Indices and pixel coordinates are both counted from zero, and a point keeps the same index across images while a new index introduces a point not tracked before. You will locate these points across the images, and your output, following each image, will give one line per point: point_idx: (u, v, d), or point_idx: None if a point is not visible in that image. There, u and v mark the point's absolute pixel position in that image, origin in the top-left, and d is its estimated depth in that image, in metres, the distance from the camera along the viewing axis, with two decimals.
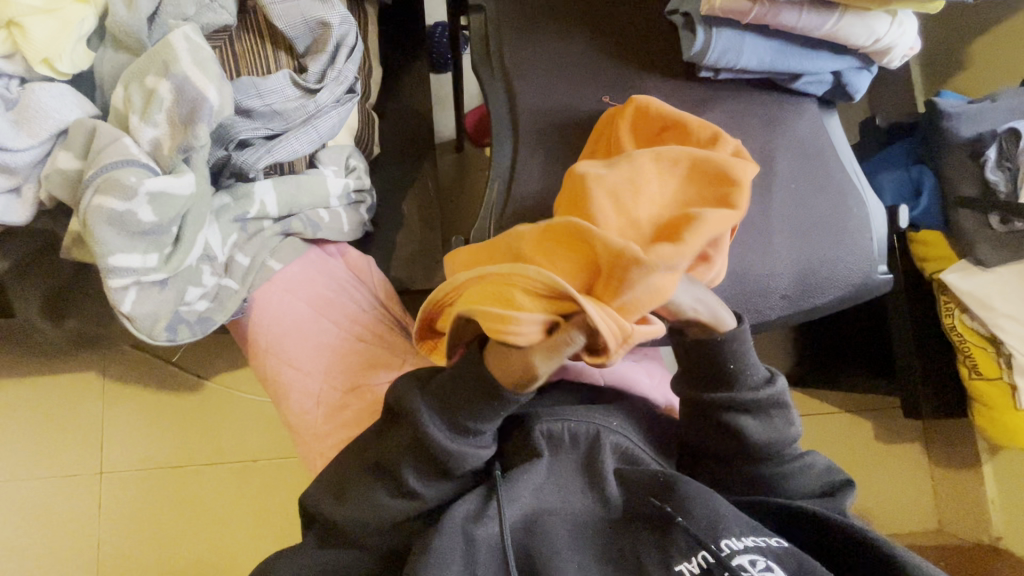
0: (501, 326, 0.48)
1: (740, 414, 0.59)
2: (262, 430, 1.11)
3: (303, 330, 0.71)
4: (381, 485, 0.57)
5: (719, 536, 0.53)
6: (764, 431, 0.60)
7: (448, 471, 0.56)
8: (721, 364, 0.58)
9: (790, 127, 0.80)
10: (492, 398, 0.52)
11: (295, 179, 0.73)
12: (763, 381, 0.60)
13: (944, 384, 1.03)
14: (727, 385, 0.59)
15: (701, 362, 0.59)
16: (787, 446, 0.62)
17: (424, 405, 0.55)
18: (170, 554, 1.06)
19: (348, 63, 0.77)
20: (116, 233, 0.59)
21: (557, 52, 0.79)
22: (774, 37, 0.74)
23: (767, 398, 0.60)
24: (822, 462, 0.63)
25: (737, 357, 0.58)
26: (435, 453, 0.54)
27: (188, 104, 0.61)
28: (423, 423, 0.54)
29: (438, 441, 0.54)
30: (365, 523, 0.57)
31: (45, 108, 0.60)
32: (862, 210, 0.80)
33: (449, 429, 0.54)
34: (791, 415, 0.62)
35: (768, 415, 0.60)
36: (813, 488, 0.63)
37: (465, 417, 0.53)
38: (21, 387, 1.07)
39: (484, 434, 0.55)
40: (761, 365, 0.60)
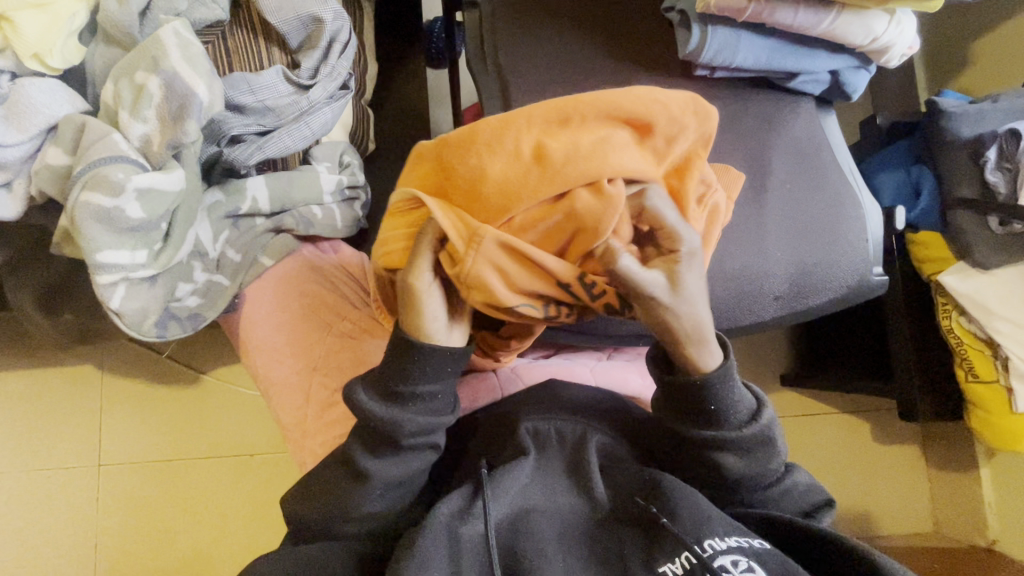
0: (381, 250, 0.55)
1: (720, 451, 0.58)
2: (258, 424, 1.11)
3: (279, 320, 0.72)
4: (343, 476, 0.57)
5: (702, 537, 0.53)
6: (746, 467, 0.59)
7: (396, 444, 0.56)
8: (705, 404, 0.56)
9: (786, 128, 0.79)
10: (413, 353, 0.54)
11: (288, 175, 0.73)
12: (747, 417, 0.58)
13: (941, 386, 1.02)
14: (711, 423, 0.57)
15: (683, 400, 0.57)
16: (768, 476, 0.60)
17: (357, 384, 0.57)
18: (167, 547, 1.07)
19: (341, 59, 0.76)
20: (104, 229, 0.59)
21: (551, 49, 0.78)
22: (771, 35, 0.73)
23: (753, 435, 0.58)
24: (803, 483, 0.63)
25: (718, 398, 0.56)
26: (377, 425, 0.55)
27: (177, 100, 0.61)
28: (354, 398, 0.56)
29: (371, 411, 0.55)
30: (341, 512, 0.57)
31: (36, 104, 0.60)
32: (857, 213, 0.79)
33: (383, 401, 0.56)
34: (776, 447, 0.60)
35: (752, 451, 0.59)
36: (794, 507, 0.63)
37: (393, 380, 0.55)
38: (20, 380, 1.08)
39: (420, 399, 0.56)
40: (746, 399, 0.58)
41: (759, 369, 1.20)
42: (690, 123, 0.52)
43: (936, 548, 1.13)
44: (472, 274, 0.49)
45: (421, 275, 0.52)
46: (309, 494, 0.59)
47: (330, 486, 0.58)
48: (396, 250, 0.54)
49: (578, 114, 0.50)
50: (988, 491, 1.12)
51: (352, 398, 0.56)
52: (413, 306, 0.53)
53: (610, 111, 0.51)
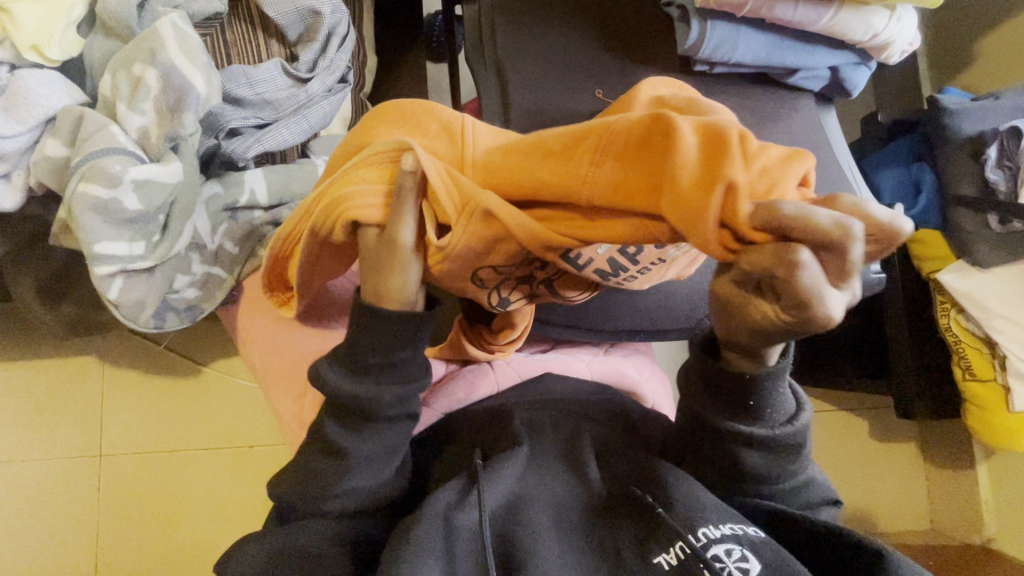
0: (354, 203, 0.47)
1: (744, 447, 0.54)
2: (257, 415, 1.12)
3: (268, 305, 0.71)
4: (323, 459, 0.55)
5: (696, 526, 0.53)
6: (766, 465, 0.55)
7: (372, 420, 0.53)
8: (744, 398, 0.51)
9: (785, 123, 0.79)
10: (379, 317, 0.50)
11: (286, 168, 0.74)
12: (783, 419, 0.54)
13: (938, 385, 1.02)
14: (745, 418, 0.53)
15: (722, 390, 0.52)
16: (786, 477, 0.57)
17: (323, 363, 0.53)
18: (168, 536, 1.08)
19: (340, 52, 0.76)
20: (102, 221, 0.59)
21: (549, 44, 0.78)
22: (770, 30, 0.73)
23: (783, 437, 0.54)
24: (815, 480, 0.60)
25: (763, 396, 0.51)
26: (351, 404, 0.52)
27: (175, 91, 0.61)
28: (322, 375, 0.53)
29: (342, 388, 0.52)
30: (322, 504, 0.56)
31: (34, 95, 0.60)
32: None
33: (353, 374, 0.52)
34: (802, 452, 0.56)
35: (777, 452, 0.55)
36: (803, 506, 0.60)
37: (365, 355, 0.51)
38: (21, 370, 1.09)
39: (392, 369, 0.52)
40: (789, 401, 0.53)
41: None
42: None
43: (931, 547, 1.13)
44: (461, 246, 0.44)
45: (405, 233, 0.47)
46: (288, 484, 0.57)
47: (311, 476, 0.55)
48: (374, 207, 0.47)
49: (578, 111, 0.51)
50: (986, 491, 1.12)
51: (319, 375, 0.53)
52: (391, 269, 0.48)
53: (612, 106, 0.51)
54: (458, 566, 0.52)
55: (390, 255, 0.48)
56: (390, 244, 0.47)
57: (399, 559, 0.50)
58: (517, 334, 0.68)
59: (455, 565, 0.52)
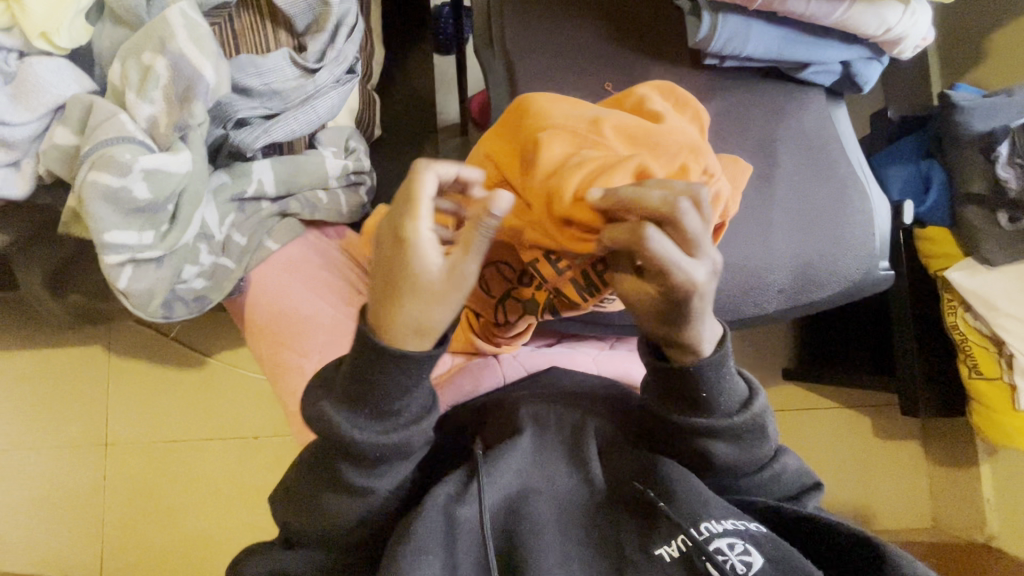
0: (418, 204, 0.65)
1: (710, 439, 0.56)
2: (261, 407, 1.12)
3: (279, 303, 0.72)
4: (336, 490, 0.53)
5: (699, 520, 0.53)
6: (737, 454, 0.57)
7: (388, 460, 0.52)
8: (695, 389, 0.54)
9: (795, 119, 0.78)
10: (395, 363, 0.47)
11: (294, 159, 0.74)
12: (738, 405, 0.56)
13: (943, 382, 1.02)
14: (703, 410, 0.55)
15: (675, 385, 0.55)
16: (757, 463, 0.59)
17: (328, 406, 0.50)
18: (172, 525, 1.09)
19: (348, 43, 0.76)
20: (112, 209, 0.59)
21: (558, 37, 0.78)
22: (782, 24, 0.72)
23: (743, 424, 0.56)
24: (793, 467, 0.61)
25: (710, 384, 0.54)
26: (386, 451, 0.50)
27: (184, 81, 0.61)
28: (330, 422, 0.49)
29: (373, 439, 0.50)
30: (336, 526, 0.55)
31: (43, 83, 0.60)
32: (866, 206, 0.78)
33: (366, 419, 0.50)
34: (766, 434, 0.59)
35: (742, 439, 0.57)
36: (782, 492, 0.61)
37: (393, 402, 0.49)
38: (29, 359, 1.10)
39: (406, 409, 0.50)
40: (736, 385, 0.56)
41: (761, 362, 1.20)
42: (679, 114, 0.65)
43: (933, 545, 1.13)
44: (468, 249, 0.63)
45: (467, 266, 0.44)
46: (296, 504, 0.56)
47: (321, 495, 0.54)
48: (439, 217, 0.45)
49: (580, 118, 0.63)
50: (988, 488, 1.12)
51: (327, 422, 0.49)
52: (429, 302, 0.44)
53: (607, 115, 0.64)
54: (459, 558, 0.52)
55: (440, 289, 0.44)
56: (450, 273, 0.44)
57: (403, 554, 0.50)
58: (520, 329, 0.69)
59: (457, 558, 0.52)
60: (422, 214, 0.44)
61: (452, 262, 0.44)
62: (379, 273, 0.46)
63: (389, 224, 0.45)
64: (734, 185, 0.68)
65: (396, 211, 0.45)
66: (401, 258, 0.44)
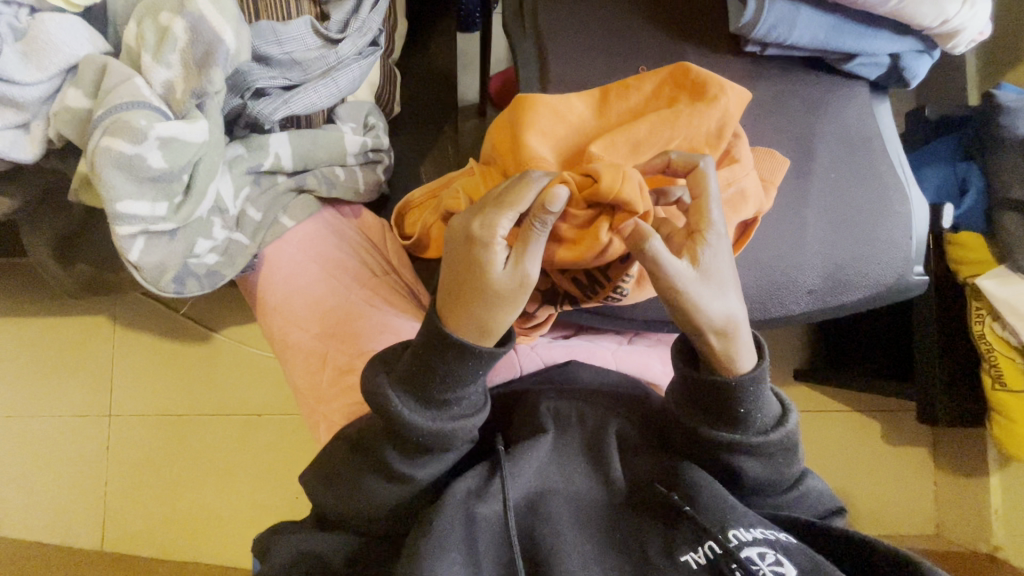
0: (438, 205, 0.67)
1: (741, 455, 0.55)
2: (265, 385, 1.10)
3: (293, 281, 0.70)
4: (374, 476, 0.54)
5: (727, 526, 0.51)
6: (766, 472, 0.56)
7: (432, 450, 0.53)
8: (733, 406, 0.54)
9: (836, 114, 0.75)
10: (460, 355, 0.49)
11: (312, 133, 0.71)
12: (772, 423, 0.56)
13: (963, 390, 1.00)
14: (735, 426, 0.55)
15: (708, 399, 0.55)
16: (783, 483, 0.58)
17: (387, 384, 0.51)
18: (173, 499, 1.08)
19: (372, 13, 0.74)
20: (125, 177, 0.56)
21: (593, 16, 0.74)
22: (829, 11, 0.69)
23: (777, 442, 0.56)
24: (818, 489, 0.60)
25: (749, 401, 0.54)
26: (426, 438, 0.51)
27: (203, 45, 0.58)
28: (386, 403, 0.50)
29: (418, 424, 0.51)
30: (362, 511, 0.55)
31: (56, 41, 0.57)
32: (905, 207, 0.75)
33: (420, 406, 0.51)
34: (796, 456, 0.58)
35: (773, 457, 0.56)
36: (804, 510, 0.61)
37: (440, 390, 0.50)
38: (35, 325, 1.09)
39: (459, 402, 0.52)
40: (773, 404, 0.56)
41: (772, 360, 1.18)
42: (688, 87, 0.64)
43: (936, 552, 1.11)
44: None
45: (528, 270, 0.48)
46: (327, 484, 0.56)
47: (358, 475, 0.55)
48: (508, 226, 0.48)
49: (584, 111, 0.66)
50: (997, 500, 1.10)
51: (384, 402, 0.50)
52: (497, 306, 0.48)
53: (619, 100, 0.66)
54: (481, 557, 0.51)
55: (511, 291, 0.47)
56: (518, 279, 0.48)
57: (423, 551, 0.48)
58: (540, 319, 0.69)
59: (479, 558, 0.51)
60: (506, 216, 0.48)
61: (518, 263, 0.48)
62: (451, 269, 0.49)
63: (465, 223, 0.49)
64: (770, 186, 0.67)
65: (477, 211, 0.49)
66: (476, 256, 0.48)
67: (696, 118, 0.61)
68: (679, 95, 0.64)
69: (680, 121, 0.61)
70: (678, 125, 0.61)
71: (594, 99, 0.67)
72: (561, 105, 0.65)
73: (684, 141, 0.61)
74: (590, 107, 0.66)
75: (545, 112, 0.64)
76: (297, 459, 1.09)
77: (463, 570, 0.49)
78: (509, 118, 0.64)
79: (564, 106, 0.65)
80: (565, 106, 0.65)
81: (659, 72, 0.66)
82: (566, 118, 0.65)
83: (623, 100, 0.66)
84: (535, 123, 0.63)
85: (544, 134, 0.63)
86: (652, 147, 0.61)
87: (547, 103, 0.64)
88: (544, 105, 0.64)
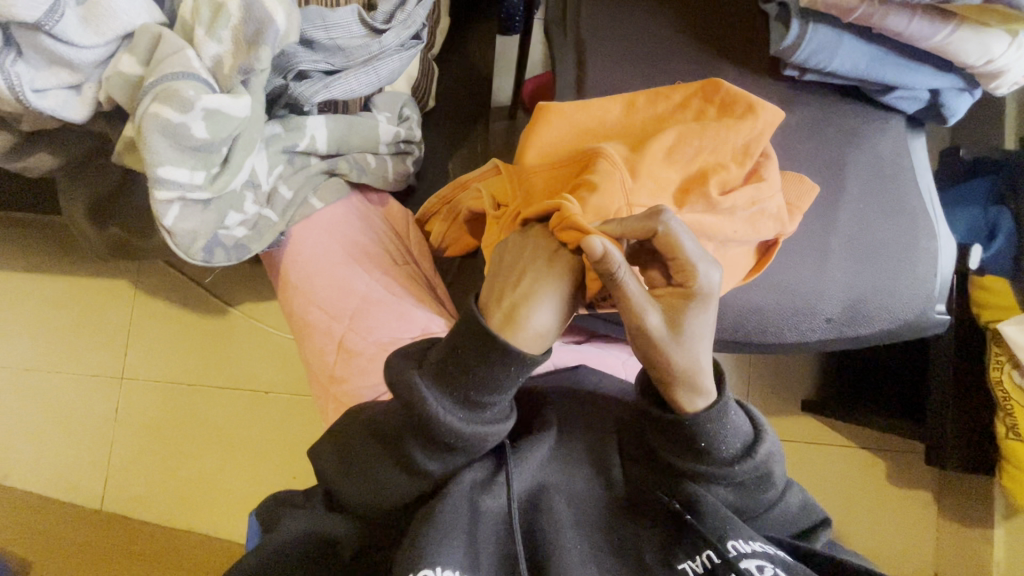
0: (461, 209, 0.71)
1: (709, 485, 0.53)
2: (274, 363, 1.11)
3: (318, 263, 0.71)
4: (389, 472, 0.55)
5: (725, 536, 0.50)
6: (737, 498, 0.54)
7: (459, 449, 0.52)
8: (693, 440, 0.51)
9: (870, 145, 0.75)
10: (504, 359, 0.48)
11: (348, 119, 0.73)
12: (740, 452, 0.53)
13: (975, 435, 0.99)
14: (699, 457, 0.52)
15: (672, 434, 0.52)
16: (756, 508, 0.55)
17: (417, 376, 0.50)
18: (174, 466, 1.10)
19: (417, 8, 0.75)
20: (169, 144, 0.58)
21: (634, 28, 0.75)
22: (874, 41, 0.68)
23: (745, 471, 0.53)
24: (797, 504, 0.58)
25: (710, 435, 0.51)
26: (454, 438, 0.50)
27: (255, 23, 0.60)
28: (415, 394, 0.49)
29: (449, 422, 0.50)
30: (367, 497, 0.56)
31: (115, 8, 0.58)
32: (932, 244, 0.75)
33: (453, 405, 0.50)
34: (773, 480, 0.55)
35: (745, 484, 0.54)
36: (786, 527, 0.59)
37: (476, 389, 0.49)
38: (61, 283, 1.12)
39: (492, 405, 0.51)
40: (741, 431, 0.52)
41: (779, 387, 1.17)
42: (712, 108, 0.64)
43: None
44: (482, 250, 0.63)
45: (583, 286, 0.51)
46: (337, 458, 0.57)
47: (369, 463, 0.55)
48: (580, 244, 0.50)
49: (610, 118, 0.66)
50: (1000, 552, 1.07)
51: (414, 397, 0.49)
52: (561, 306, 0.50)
53: (646, 110, 0.66)
54: (479, 553, 0.50)
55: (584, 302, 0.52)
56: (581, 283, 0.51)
57: (427, 539, 0.48)
58: None
59: (478, 553, 0.50)
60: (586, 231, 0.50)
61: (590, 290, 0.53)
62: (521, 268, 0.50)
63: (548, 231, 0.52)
64: (796, 212, 0.67)
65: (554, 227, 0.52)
66: (554, 266, 0.50)
67: (723, 131, 0.62)
68: (710, 109, 0.64)
69: (707, 134, 0.62)
70: (701, 141, 0.61)
71: (622, 104, 0.67)
72: (583, 114, 0.66)
73: (710, 154, 0.61)
74: (616, 115, 0.66)
75: (559, 120, 0.65)
76: (298, 439, 1.09)
77: (463, 561, 0.48)
78: (533, 123, 0.66)
79: (588, 115, 0.66)
80: (588, 115, 0.66)
81: (689, 86, 0.66)
82: (588, 125, 0.66)
83: (650, 110, 0.66)
84: (547, 141, 0.65)
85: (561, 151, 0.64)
86: (675, 161, 0.61)
87: (569, 119, 0.66)
88: (564, 120, 0.65)
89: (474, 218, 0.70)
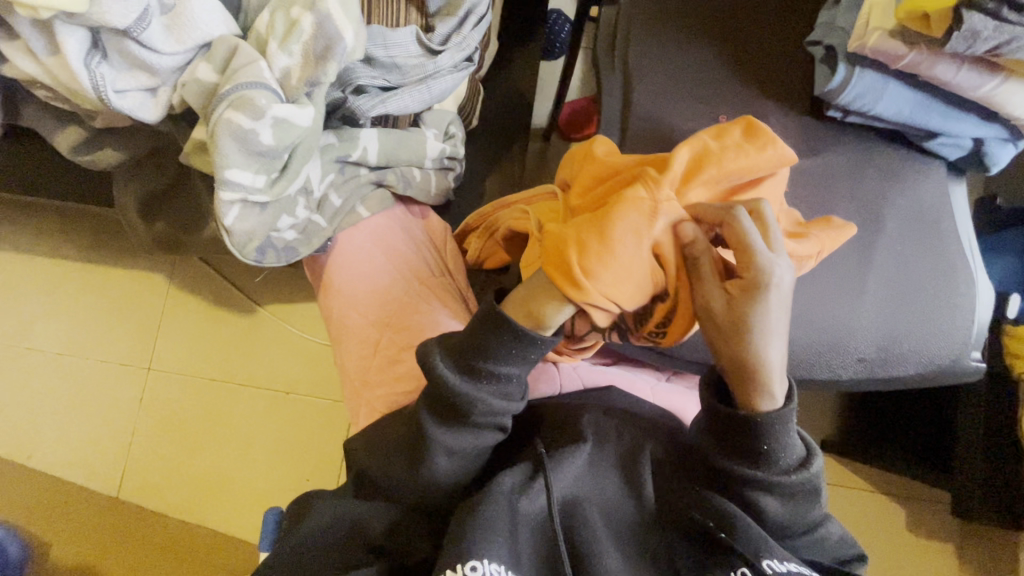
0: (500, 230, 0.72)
1: (760, 492, 0.55)
2: (300, 363, 1.13)
3: (359, 267, 0.74)
4: (424, 474, 0.57)
5: (760, 555, 0.50)
6: (785, 512, 0.55)
7: (464, 419, 0.55)
8: (754, 441, 0.54)
9: (909, 188, 0.75)
10: (499, 326, 0.52)
11: (398, 134, 0.76)
12: (796, 463, 0.55)
13: (1003, 487, 0.97)
14: (758, 462, 0.54)
15: (733, 435, 0.54)
16: (800, 526, 0.56)
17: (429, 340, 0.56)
18: (192, 459, 1.11)
19: (473, 31, 0.79)
20: (238, 148, 0.61)
21: (680, 61, 0.78)
22: (920, 88, 0.70)
23: (798, 482, 0.54)
24: (837, 535, 0.58)
25: (772, 438, 0.53)
26: (454, 401, 0.54)
27: (324, 40, 0.63)
28: (431, 366, 0.54)
29: (448, 382, 0.54)
30: (398, 481, 0.58)
31: (196, 19, 0.62)
32: (970, 290, 0.75)
33: (458, 371, 0.54)
34: (818, 498, 0.56)
35: (795, 497, 0.55)
36: (822, 554, 0.58)
37: (476, 355, 0.54)
38: (102, 272, 1.16)
39: (493, 376, 0.54)
40: (797, 443, 0.55)
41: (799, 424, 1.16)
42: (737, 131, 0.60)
43: None
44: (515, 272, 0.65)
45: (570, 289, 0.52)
46: (373, 454, 0.59)
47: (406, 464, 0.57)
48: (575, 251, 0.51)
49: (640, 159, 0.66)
50: None
51: (425, 361, 0.55)
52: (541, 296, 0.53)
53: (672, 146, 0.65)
54: (520, 551, 0.51)
55: (586, 295, 0.50)
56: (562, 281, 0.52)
57: (472, 538, 0.49)
58: (588, 343, 0.63)
59: (519, 549, 0.51)
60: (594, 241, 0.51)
61: (608, 293, 0.51)
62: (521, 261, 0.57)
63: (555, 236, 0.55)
64: (822, 245, 0.64)
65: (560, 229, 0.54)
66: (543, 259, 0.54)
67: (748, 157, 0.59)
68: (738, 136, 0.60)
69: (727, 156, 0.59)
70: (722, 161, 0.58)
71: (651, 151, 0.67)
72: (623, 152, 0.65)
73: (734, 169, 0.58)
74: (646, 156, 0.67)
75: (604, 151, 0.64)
76: (319, 440, 1.11)
77: (506, 560, 0.49)
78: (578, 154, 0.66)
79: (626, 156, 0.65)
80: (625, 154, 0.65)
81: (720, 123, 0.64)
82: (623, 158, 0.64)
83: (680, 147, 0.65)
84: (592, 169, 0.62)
85: (586, 189, 0.61)
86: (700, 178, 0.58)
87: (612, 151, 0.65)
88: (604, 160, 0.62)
89: (512, 237, 0.70)
